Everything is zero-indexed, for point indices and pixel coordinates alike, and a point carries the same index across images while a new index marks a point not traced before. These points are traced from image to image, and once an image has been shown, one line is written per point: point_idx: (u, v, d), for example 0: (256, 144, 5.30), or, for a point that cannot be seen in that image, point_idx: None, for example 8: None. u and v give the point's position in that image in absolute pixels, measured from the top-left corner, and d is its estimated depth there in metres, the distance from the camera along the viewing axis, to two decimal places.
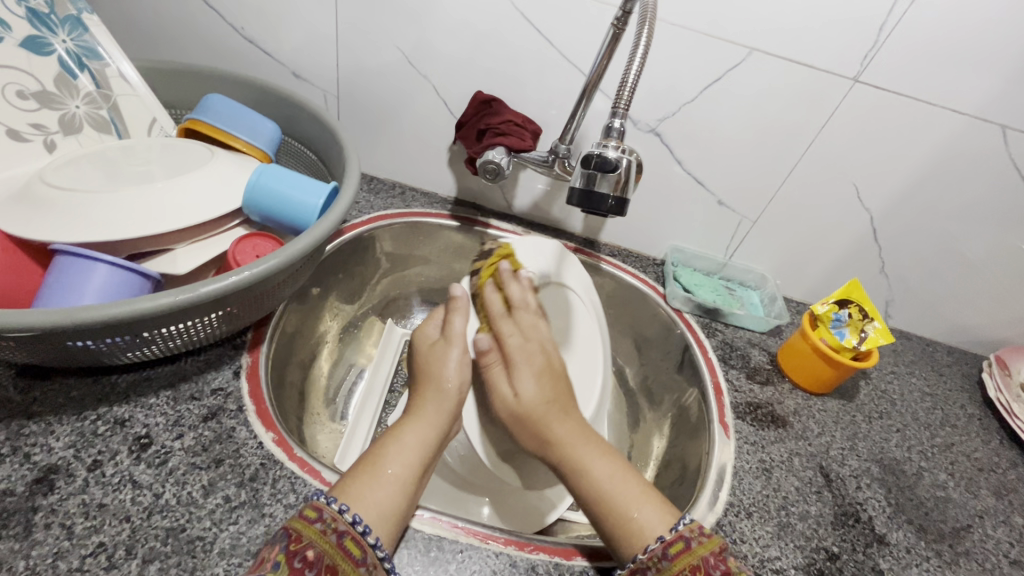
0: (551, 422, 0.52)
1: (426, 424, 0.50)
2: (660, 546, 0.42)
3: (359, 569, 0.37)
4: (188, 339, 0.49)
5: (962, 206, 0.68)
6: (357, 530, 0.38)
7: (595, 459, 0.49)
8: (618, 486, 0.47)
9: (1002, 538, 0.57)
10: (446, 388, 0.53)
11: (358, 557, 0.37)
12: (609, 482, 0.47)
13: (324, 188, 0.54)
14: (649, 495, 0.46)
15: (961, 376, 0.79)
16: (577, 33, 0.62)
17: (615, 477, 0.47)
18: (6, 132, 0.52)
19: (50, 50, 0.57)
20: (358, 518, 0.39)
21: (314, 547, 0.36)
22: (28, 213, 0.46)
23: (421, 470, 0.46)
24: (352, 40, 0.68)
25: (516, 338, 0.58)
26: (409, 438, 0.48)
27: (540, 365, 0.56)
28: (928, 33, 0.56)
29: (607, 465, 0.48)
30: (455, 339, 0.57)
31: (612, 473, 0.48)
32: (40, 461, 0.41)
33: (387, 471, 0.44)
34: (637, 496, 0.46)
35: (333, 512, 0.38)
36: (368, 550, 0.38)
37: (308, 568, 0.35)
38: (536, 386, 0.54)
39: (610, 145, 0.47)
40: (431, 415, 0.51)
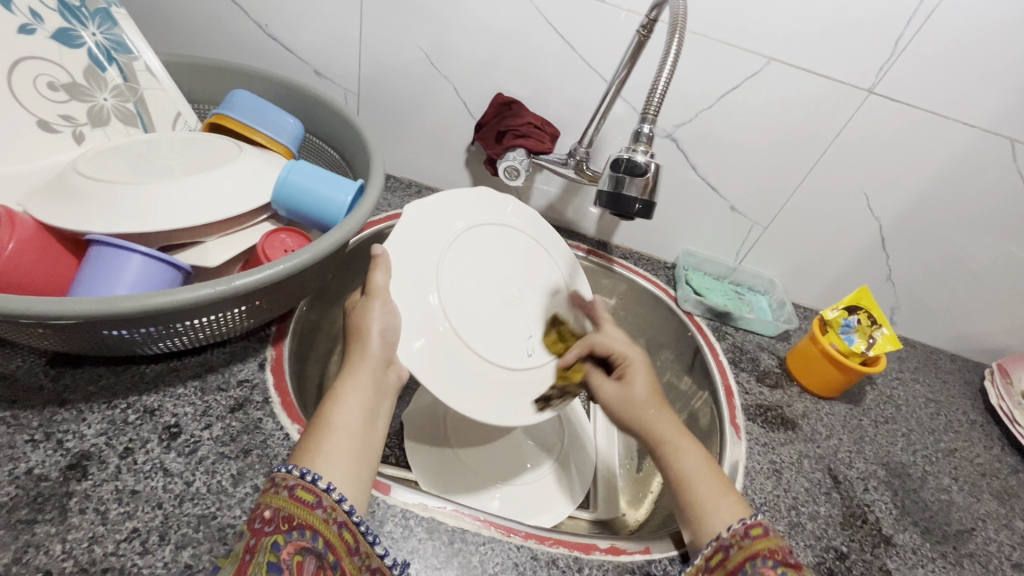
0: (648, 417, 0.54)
1: (360, 374, 0.48)
2: (741, 526, 0.43)
3: (315, 512, 0.37)
4: (216, 331, 0.49)
5: (969, 216, 0.70)
6: (308, 480, 0.38)
7: (687, 451, 0.50)
8: (702, 481, 0.48)
9: (1004, 541, 0.59)
10: (368, 342, 0.48)
11: (313, 501, 0.38)
12: (698, 471, 0.49)
13: (351, 186, 0.55)
14: (728, 488, 0.48)
15: (963, 383, 0.80)
16: (599, 38, 0.63)
17: (704, 470, 0.49)
18: (37, 124, 0.53)
19: (80, 43, 0.57)
20: (307, 471, 0.39)
21: (268, 506, 0.37)
22: (63, 204, 0.46)
23: (372, 410, 0.46)
24: (375, 39, 0.69)
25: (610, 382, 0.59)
26: (347, 390, 0.46)
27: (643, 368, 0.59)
28: (944, 48, 0.57)
29: (698, 459, 0.50)
30: (378, 292, 0.50)
31: (702, 463, 0.50)
32: (72, 447, 0.42)
33: (336, 422, 0.44)
34: (715, 493, 0.47)
35: (282, 472, 0.39)
36: (322, 494, 0.38)
37: (264, 526, 0.36)
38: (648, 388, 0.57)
39: (638, 149, 0.48)
40: (358, 362, 0.48)
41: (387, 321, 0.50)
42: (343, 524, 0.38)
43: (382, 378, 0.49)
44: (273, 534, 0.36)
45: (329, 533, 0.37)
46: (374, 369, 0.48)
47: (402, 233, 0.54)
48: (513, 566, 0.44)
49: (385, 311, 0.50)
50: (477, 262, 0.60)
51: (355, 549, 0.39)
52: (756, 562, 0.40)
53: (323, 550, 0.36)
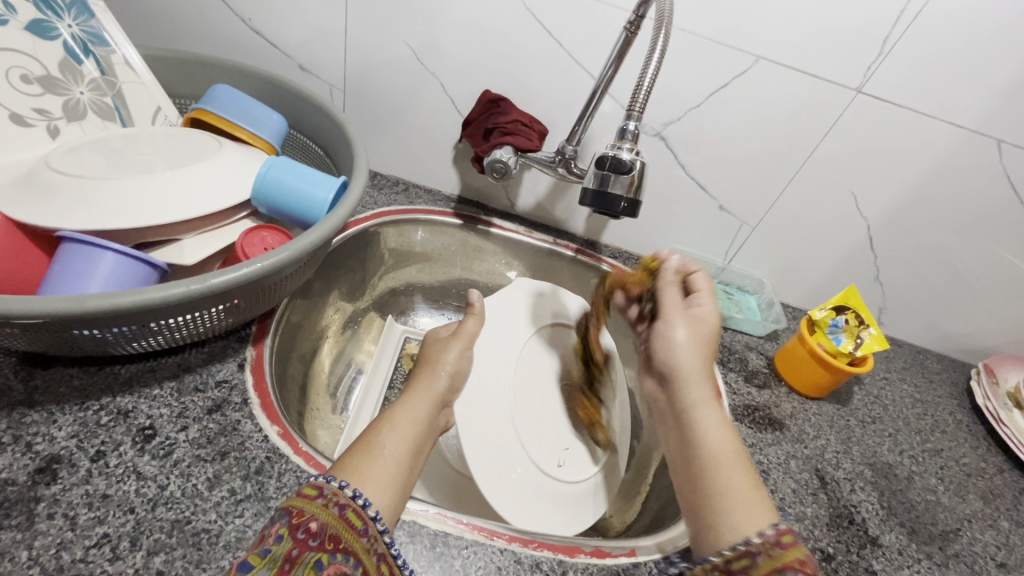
0: (681, 384, 0.49)
1: (418, 406, 0.51)
2: (770, 532, 0.36)
3: (361, 540, 0.37)
4: (194, 330, 0.48)
5: (955, 217, 0.70)
6: (359, 503, 0.38)
7: (713, 427, 0.45)
8: (729, 461, 0.43)
9: (989, 541, 0.59)
10: (439, 371, 0.55)
11: (360, 528, 0.37)
12: (722, 450, 0.43)
13: (333, 182, 0.54)
14: (753, 484, 0.41)
15: (950, 383, 0.81)
16: (587, 35, 0.62)
17: (725, 444, 0.44)
18: (9, 117, 0.51)
19: (56, 35, 0.56)
20: (358, 493, 0.38)
21: (317, 519, 0.35)
22: (33, 200, 0.45)
23: (417, 445, 0.47)
24: (361, 34, 0.68)
25: (664, 296, 0.60)
26: (403, 419, 0.48)
27: (679, 332, 0.55)
28: (931, 48, 0.57)
29: (726, 441, 0.44)
30: (462, 335, 0.60)
31: (729, 445, 0.44)
32: (42, 450, 0.41)
33: (383, 446, 0.44)
34: (741, 480, 0.41)
35: (335, 487, 0.38)
36: (370, 522, 0.38)
37: (310, 539, 0.34)
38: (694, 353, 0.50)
39: (624, 147, 0.47)
40: (419, 396, 0.52)
41: (459, 364, 0.57)
42: (382, 556, 0.37)
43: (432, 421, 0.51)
44: (317, 551, 0.34)
45: (369, 563, 0.36)
46: (429, 409, 0.51)
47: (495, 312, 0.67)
48: (496, 570, 0.44)
49: (462, 354, 0.58)
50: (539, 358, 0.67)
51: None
52: None
53: None
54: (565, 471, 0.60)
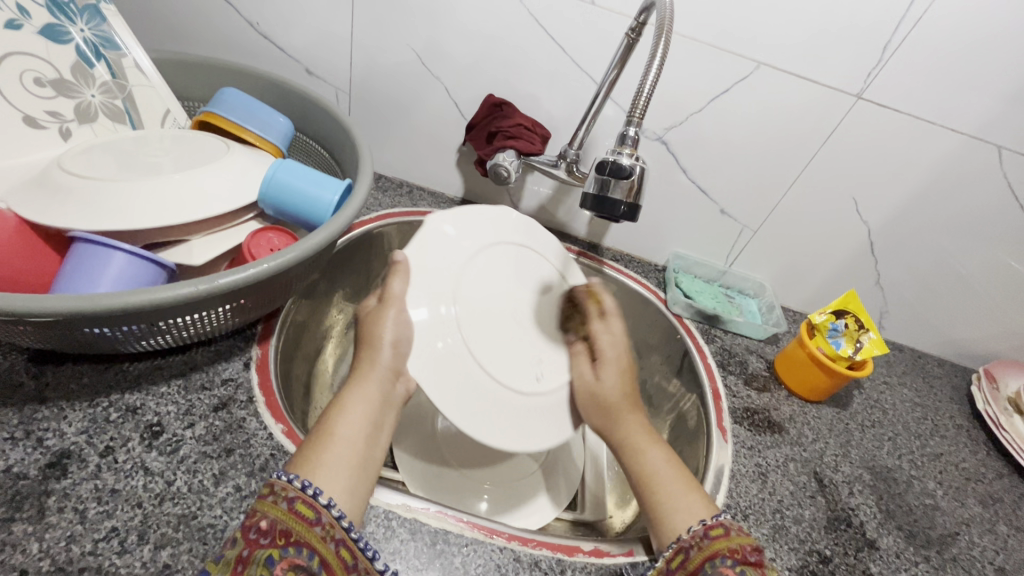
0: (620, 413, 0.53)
1: (368, 382, 0.48)
2: (701, 527, 0.44)
3: (314, 529, 0.37)
4: (201, 330, 0.49)
5: (955, 222, 0.70)
6: (308, 493, 0.38)
7: (650, 446, 0.52)
8: (668, 477, 0.49)
9: (987, 546, 0.59)
10: (377, 344, 0.48)
11: (312, 518, 0.38)
12: (660, 469, 0.50)
13: (339, 185, 0.55)
14: (691, 485, 0.49)
15: (950, 388, 0.81)
16: (590, 41, 0.63)
17: (668, 469, 0.50)
18: (23, 120, 0.52)
19: (68, 39, 0.57)
20: (308, 483, 0.39)
21: (266, 517, 0.36)
22: (46, 200, 0.46)
23: (375, 423, 0.47)
24: (367, 38, 0.69)
25: (608, 338, 0.58)
26: (352, 399, 0.47)
27: (618, 367, 0.56)
28: (932, 54, 0.58)
29: (661, 456, 0.51)
30: (391, 300, 0.49)
31: (665, 462, 0.50)
32: (52, 445, 0.42)
33: (337, 433, 0.44)
34: (680, 493, 0.48)
35: (284, 482, 0.38)
36: (322, 510, 0.38)
37: (262, 537, 0.35)
38: (618, 384, 0.55)
39: (624, 152, 0.48)
40: (367, 371, 0.48)
41: (400, 332, 0.49)
42: (340, 541, 0.38)
43: (389, 392, 0.49)
44: (268, 548, 0.35)
45: (327, 551, 0.37)
46: (383, 380, 0.48)
47: (434, 241, 0.55)
48: (495, 568, 0.44)
49: (399, 320, 0.49)
50: (492, 276, 0.58)
51: (353, 565, 0.38)
52: (716, 563, 0.41)
53: (318, 569, 0.36)
54: (546, 384, 0.55)
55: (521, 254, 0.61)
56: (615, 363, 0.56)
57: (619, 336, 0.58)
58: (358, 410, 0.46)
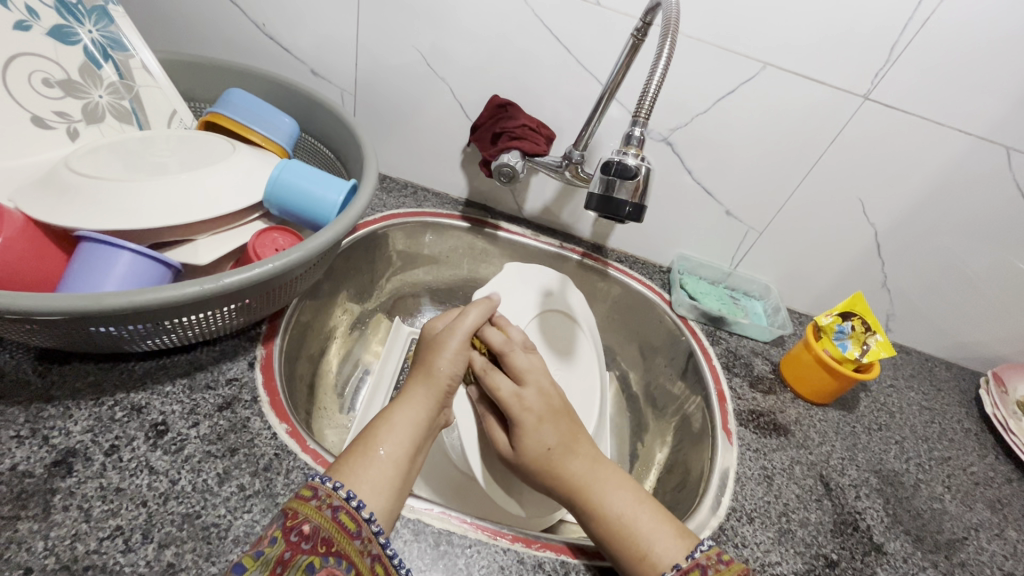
0: (562, 466, 0.50)
1: (413, 405, 0.50)
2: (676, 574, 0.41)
3: (354, 542, 0.38)
4: (206, 329, 0.49)
5: (963, 224, 0.70)
6: (352, 506, 0.39)
7: (610, 493, 0.48)
8: (638, 521, 0.46)
9: (996, 551, 0.58)
10: (435, 373, 0.52)
11: (353, 530, 0.38)
12: (625, 515, 0.46)
13: (344, 185, 0.55)
14: (667, 518, 0.46)
15: (958, 392, 0.80)
16: (595, 41, 0.63)
17: (632, 505, 0.47)
18: (31, 120, 0.53)
19: (76, 40, 0.57)
20: (352, 495, 0.40)
21: (310, 522, 0.37)
22: (53, 199, 0.46)
23: (416, 449, 0.47)
24: (372, 39, 0.69)
25: (508, 390, 0.53)
26: (398, 418, 0.48)
27: (544, 406, 0.52)
28: (939, 54, 0.57)
29: (624, 496, 0.48)
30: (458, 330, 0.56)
31: (631, 503, 0.47)
32: (58, 444, 0.42)
33: (379, 453, 0.44)
34: (659, 535, 0.44)
35: (328, 489, 0.39)
36: (363, 524, 0.39)
37: (303, 542, 0.36)
38: (542, 432, 0.51)
39: (629, 152, 0.47)
40: (417, 396, 0.51)
41: (456, 367, 0.54)
42: (376, 557, 0.38)
43: (434, 418, 0.51)
44: (310, 554, 0.36)
45: (363, 565, 0.37)
46: (432, 407, 0.51)
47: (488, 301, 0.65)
48: (499, 570, 0.44)
49: (456, 355, 0.54)
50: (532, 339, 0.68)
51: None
52: None
53: None
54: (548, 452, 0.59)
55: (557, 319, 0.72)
56: (539, 409, 0.52)
57: (541, 371, 0.56)
58: (404, 431, 0.47)
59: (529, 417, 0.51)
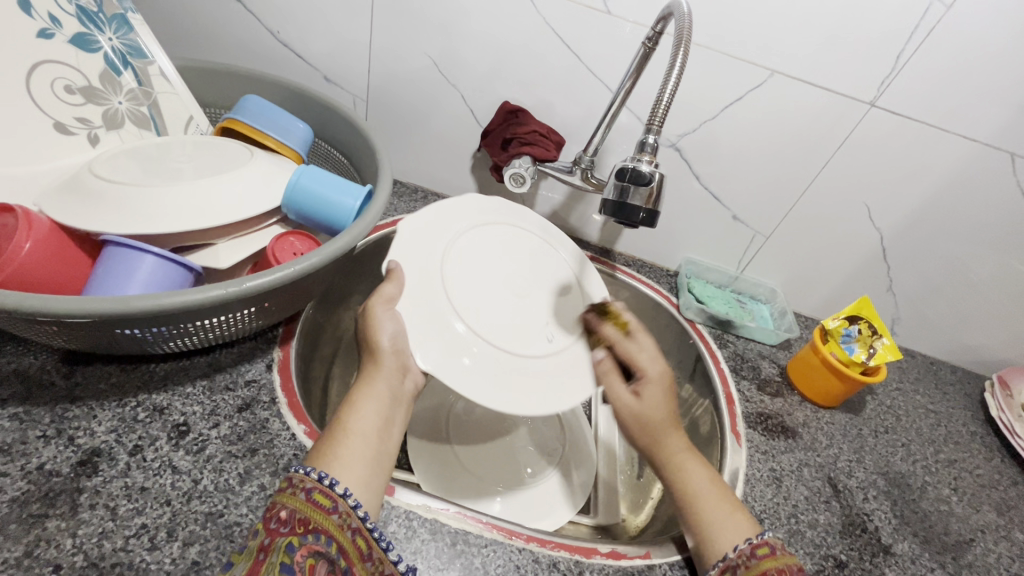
0: (669, 432, 0.52)
1: (375, 382, 0.48)
2: (748, 546, 0.44)
3: (332, 518, 0.38)
4: (226, 331, 0.50)
5: (968, 229, 0.71)
6: (324, 483, 0.39)
7: (697, 466, 0.51)
8: (711, 497, 0.48)
9: (1003, 553, 0.59)
10: (380, 350, 0.48)
11: (330, 506, 0.38)
12: (707, 491, 0.49)
13: (360, 191, 0.56)
14: (736, 505, 0.49)
15: (963, 395, 0.81)
16: (605, 49, 0.64)
17: (709, 486, 0.49)
18: (54, 126, 0.54)
19: (97, 47, 0.58)
20: (324, 475, 0.40)
21: (285, 507, 0.37)
22: (78, 204, 0.47)
23: (388, 418, 0.47)
24: (385, 46, 0.70)
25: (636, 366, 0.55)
26: (360, 396, 0.47)
27: (665, 377, 0.55)
28: (945, 62, 0.58)
29: (704, 477, 0.50)
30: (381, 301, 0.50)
31: (708, 480, 0.50)
32: (83, 443, 0.43)
33: (352, 431, 0.44)
34: (726, 514, 0.47)
35: (300, 474, 0.39)
36: (339, 499, 0.39)
37: (280, 526, 0.36)
38: (661, 398, 0.54)
39: (644, 159, 0.48)
40: (373, 370, 0.48)
41: (397, 331, 0.49)
42: (357, 531, 0.39)
43: (398, 387, 0.49)
44: (289, 535, 0.36)
45: (343, 538, 0.38)
46: (392, 377, 0.49)
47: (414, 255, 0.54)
48: (514, 569, 0.45)
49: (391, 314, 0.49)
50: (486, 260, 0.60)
51: (369, 555, 0.39)
52: None
53: (337, 555, 0.37)
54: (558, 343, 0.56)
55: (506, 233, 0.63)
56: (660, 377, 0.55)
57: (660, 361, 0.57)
58: (371, 407, 0.46)
59: (654, 380, 0.54)
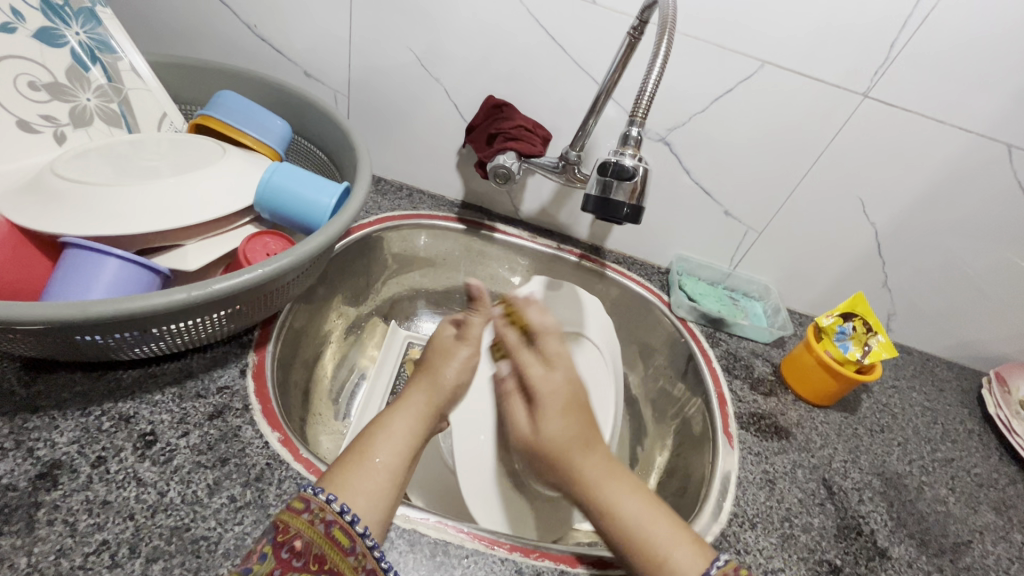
0: (576, 456, 0.49)
1: (414, 414, 0.50)
2: None
3: (348, 559, 0.37)
4: (196, 336, 0.48)
5: (964, 222, 0.69)
6: (346, 520, 0.38)
7: (622, 493, 0.46)
8: (647, 525, 0.43)
9: (1001, 554, 0.58)
10: (441, 380, 0.55)
11: (347, 546, 0.38)
12: (640, 517, 0.44)
13: (336, 188, 0.54)
14: (680, 527, 0.43)
15: (961, 391, 0.79)
16: (591, 41, 0.62)
17: (642, 513, 0.44)
18: (16, 124, 0.52)
19: (63, 42, 0.56)
20: (347, 508, 0.39)
21: (302, 537, 0.36)
22: (38, 205, 0.45)
23: (413, 454, 0.47)
24: (365, 39, 0.68)
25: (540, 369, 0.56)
26: (398, 427, 0.47)
27: (569, 399, 0.54)
28: (939, 51, 0.57)
29: (636, 500, 0.45)
30: (468, 341, 0.59)
31: (642, 508, 0.44)
32: (43, 455, 0.41)
33: (378, 461, 0.43)
34: (666, 543, 0.42)
35: (321, 501, 0.38)
36: (357, 539, 0.38)
37: (294, 559, 0.35)
38: (562, 423, 0.51)
39: (627, 153, 0.46)
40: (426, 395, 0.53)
41: (461, 376, 0.57)
42: (370, 572, 0.38)
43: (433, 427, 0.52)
44: (302, 572, 0.35)
45: None
46: (432, 418, 0.52)
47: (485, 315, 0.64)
48: None
49: (464, 364, 0.57)
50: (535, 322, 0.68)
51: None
52: None
53: None
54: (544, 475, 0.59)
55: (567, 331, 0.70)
56: (554, 397, 0.54)
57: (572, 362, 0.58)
58: (403, 440, 0.46)
59: (551, 397, 0.54)
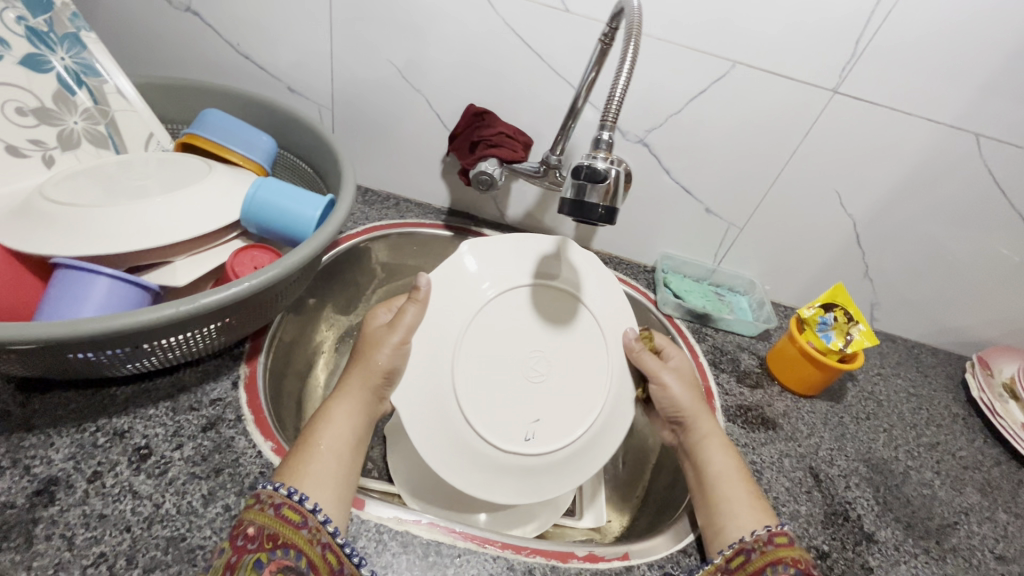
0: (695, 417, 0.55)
1: (352, 396, 0.49)
2: (766, 532, 0.45)
3: (301, 532, 0.39)
4: (188, 350, 0.49)
5: (940, 210, 0.70)
6: (294, 499, 0.40)
7: (718, 452, 0.53)
8: (730, 483, 0.51)
9: (987, 534, 0.59)
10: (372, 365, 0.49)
11: (300, 522, 0.39)
12: (723, 475, 0.51)
13: (321, 201, 0.55)
14: (752, 493, 0.50)
15: (945, 376, 0.81)
16: (566, 47, 0.63)
17: (731, 472, 0.52)
18: (4, 149, 0.53)
19: (49, 67, 0.57)
20: (294, 490, 0.40)
21: (254, 523, 0.38)
22: (28, 228, 0.46)
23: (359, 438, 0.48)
24: (346, 54, 0.69)
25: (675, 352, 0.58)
26: (336, 413, 0.48)
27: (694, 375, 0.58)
28: (904, 45, 0.58)
29: (726, 460, 0.52)
30: (399, 327, 0.50)
31: (731, 467, 0.52)
32: (40, 472, 0.42)
33: (324, 445, 0.45)
34: (740, 500, 0.49)
35: (270, 491, 0.40)
36: (309, 514, 0.40)
37: (248, 542, 0.37)
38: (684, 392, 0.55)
39: (599, 156, 0.48)
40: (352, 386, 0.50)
41: (395, 362, 0.50)
42: (327, 545, 0.39)
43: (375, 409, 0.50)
44: (256, 552, 0.36)
45: (313, 553, 0.38)
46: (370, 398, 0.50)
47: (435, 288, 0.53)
48: None
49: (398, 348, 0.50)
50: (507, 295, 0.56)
51: (339, 571, 0.39)
52: (778, 569, 0.42)
53: (306, 569, 0.37)
54: (534, 446, 0.53)
55: (548, 285, 0.57)
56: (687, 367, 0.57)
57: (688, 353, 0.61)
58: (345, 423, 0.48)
59: (684, 366, 0.57)
